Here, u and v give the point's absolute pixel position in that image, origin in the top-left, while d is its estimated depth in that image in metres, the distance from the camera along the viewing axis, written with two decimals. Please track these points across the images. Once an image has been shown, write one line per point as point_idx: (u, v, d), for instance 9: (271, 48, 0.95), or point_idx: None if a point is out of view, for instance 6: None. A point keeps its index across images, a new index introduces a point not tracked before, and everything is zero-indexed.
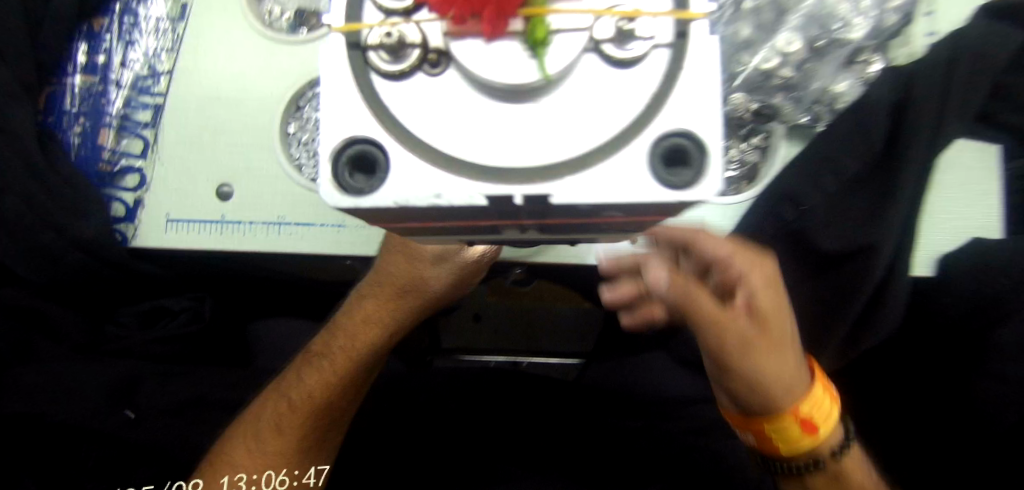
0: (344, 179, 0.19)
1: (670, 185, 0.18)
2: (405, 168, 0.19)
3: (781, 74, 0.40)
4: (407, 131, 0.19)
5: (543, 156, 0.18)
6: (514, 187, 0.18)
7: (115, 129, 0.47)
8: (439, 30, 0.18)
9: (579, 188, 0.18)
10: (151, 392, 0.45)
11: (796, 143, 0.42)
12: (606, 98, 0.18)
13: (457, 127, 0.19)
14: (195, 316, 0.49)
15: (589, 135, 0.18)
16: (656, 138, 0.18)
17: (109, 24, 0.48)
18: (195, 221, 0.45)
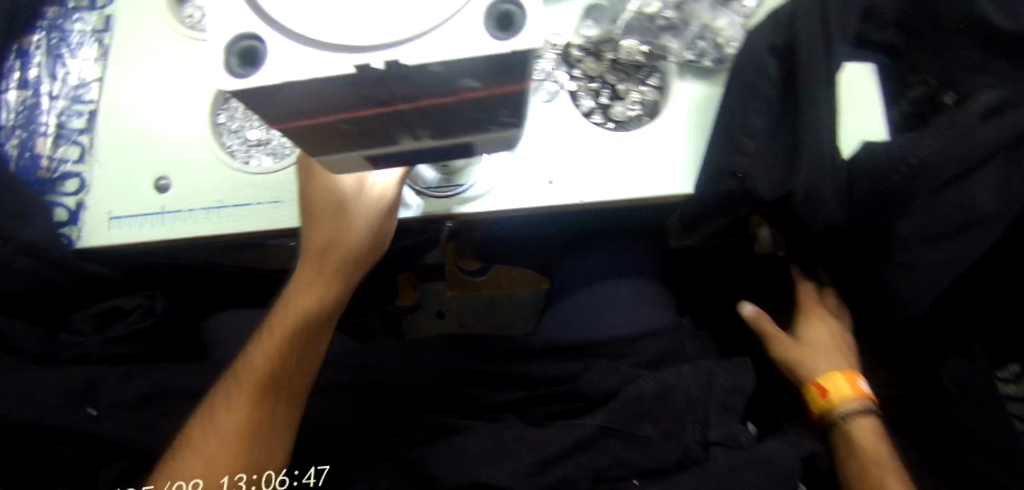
0: (232, 67, 0.20)
1: (498, 36, 0.19)
2: (280, 50, 0.20)
3: (665, 16, 0.45)
4: (283, 26, 0.21)
5: (395, 30, 0.20)
6: (373, 56, 0.20)
7: (52, 137, 0.49)
8: None
9: (427, 49, 0.20)
10: (114, 389, 0.46)
11: (691, 75, 0.48)
12: None
13: (320, 15, 0.20)
14: (148, 313, 0.51)
15: (435, 8, 0.20)
16: (489, 5, 0.20)
17: (37, 41, 0.51)
18: (137, 216, 0.47)
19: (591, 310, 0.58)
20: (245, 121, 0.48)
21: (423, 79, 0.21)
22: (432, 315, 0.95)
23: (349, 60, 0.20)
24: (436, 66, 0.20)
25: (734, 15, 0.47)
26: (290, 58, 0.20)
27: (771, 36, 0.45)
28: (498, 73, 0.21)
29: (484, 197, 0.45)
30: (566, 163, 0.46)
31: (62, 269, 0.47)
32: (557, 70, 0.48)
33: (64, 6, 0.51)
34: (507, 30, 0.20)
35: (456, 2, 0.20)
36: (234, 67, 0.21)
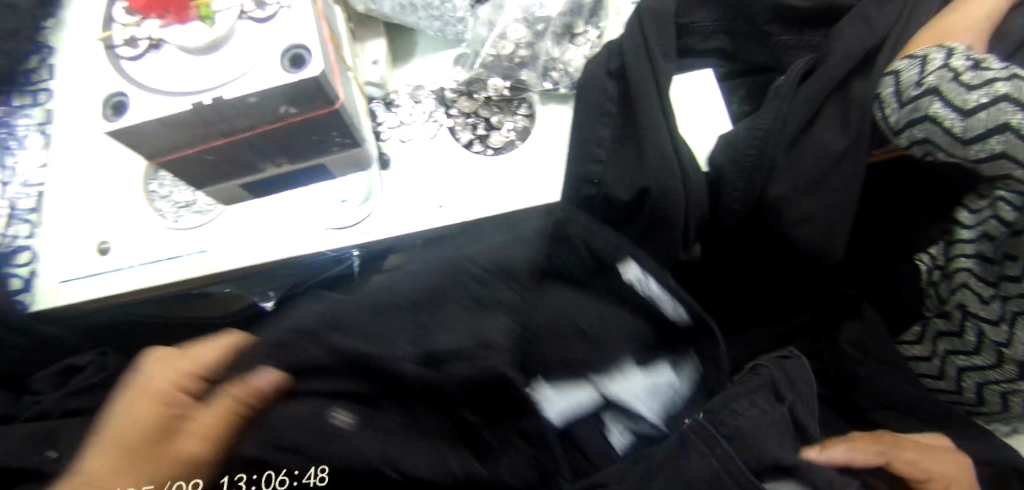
0: (109, 112, 0.29)
1: (287, 71, 0.28)
2: (140, 99, 0.28)
3: (518, 55, 0.54)
4: (143, 83, 0.29)
5: (221, 77, 0.28)
6: (203, 95, 0.28)
7: (5, 218, 0.55)
8: (156, 26, 0.30)
9: (241, 87, 0.28)
10: (69, 435, 0.49)
11: (552, 103, 0.56)
12: (254, 42, 0.29)
13: (169, 75, 0.29)
14: (99, 367, 0.56)
15: (247, 58, 0.29)
16: (281, 52, 0.29)
17: None
18: (83, 276, 0.53)
19: None
20: (173, 186, 0.54)
21: (247, 107, 0.29)
22: None
23: (190, 100, 0.28)
24: (253, 98, 0.28)
25: (579, 48, 0.56)
26: (149, 103, 0.28)
27: (608, 62, 0.55)
28: (306, 97, 0.29)
29: (383, 224, 0.52)
30: (454, 189, 0.53)
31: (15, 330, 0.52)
32: (436, 111, 0.56)
33: (10, 105, 0.59)
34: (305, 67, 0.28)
35: (262, 52, 0.29)
36: (113, 108, 0.29)
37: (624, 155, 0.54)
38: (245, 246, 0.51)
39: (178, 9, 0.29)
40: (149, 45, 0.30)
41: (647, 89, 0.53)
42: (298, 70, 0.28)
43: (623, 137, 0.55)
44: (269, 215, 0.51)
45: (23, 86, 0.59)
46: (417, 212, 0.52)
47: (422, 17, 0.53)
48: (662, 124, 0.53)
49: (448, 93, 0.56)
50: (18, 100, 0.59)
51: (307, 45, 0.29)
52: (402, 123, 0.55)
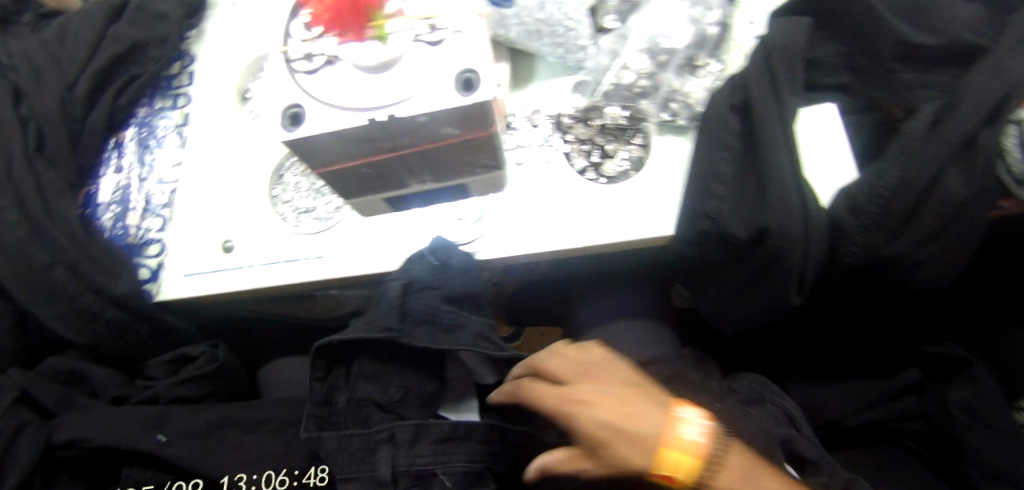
0: (286, 124, 0.28)
1: (461, 96, 0.27)
2: (317, 113, 0.28)
3: (638, 85, 0.54)
4: (319, 96, 0.28)
5: (395, 96, 0.28)
6: (377, 113, 0.28)
7: (141, 211, 0.60)
8: (333, 43, 0.29)
9: (415, 107, 0.27)
10: (181, 419, 0.54)
11: (669, 133, 0.55)
12: (426, 63, 0.28)
13: (345, 89, 0.28)
14: (210, 359, 0.59)
15: (420, 79, 0.28)
16: (455, 74, 0.28)
17: (131, 135, 0.63)
18: (204, 272, 0.56)
19: (623, 340, 0.62)
20: (294, 192, 0.57)
21: (415, 127, 0.28)
22: None
23: (366, 117, 0.28)
24: (422, 117, 0.28)
25: (700, 79, 0.55)
26: (325, 116, 0.28)
27: (731, 96, 0.53)
28: (470, 118, 0.29)
29: (496, 243, 0.52)
30: (565, 214, 0.53)
31: (139, 317, 0.56)
32: (553, 136, 0.56)
33: (153, 107, 0.64)
34: (474, 89, 0.27)
35: (434, 73, 0.28)
36: (291, 121, 0.28)
37: (741, 191, 0.52)
38: (359, 255, 0.53)
39: (358, 29, 0.28)
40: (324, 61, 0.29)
41: (769, 126, 0.51)
42: (469, 92, 0.27)
43: (741, 175, 0.52)
44: (387, 225, 0.53)
45: (166, 90, 0.65)
46: (533, 234, 0.52)
47: (547, 43, 0.54)
48: (785, 162, 0.51)
49: (565, 119, 0.56)
50: (159, 101, 0.64)
51: (481, 70, 0.27)
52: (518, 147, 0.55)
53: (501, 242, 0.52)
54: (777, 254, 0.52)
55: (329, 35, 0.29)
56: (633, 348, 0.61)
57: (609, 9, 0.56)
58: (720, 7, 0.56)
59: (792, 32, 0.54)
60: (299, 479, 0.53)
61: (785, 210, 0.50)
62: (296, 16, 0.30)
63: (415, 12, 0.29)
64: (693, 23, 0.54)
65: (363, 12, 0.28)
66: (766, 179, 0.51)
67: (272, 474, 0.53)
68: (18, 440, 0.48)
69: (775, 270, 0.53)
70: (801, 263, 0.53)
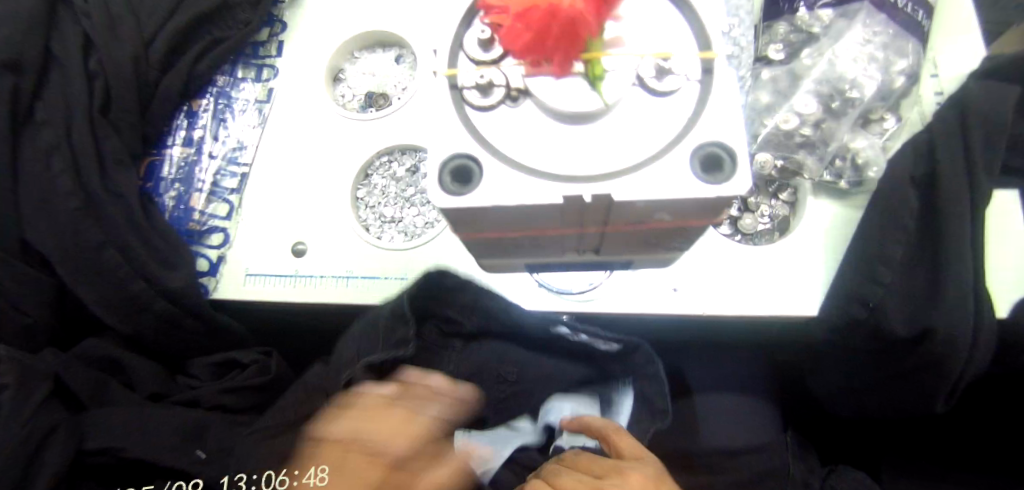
0: (450, 184, 0.20)
1: (706, 181, 0.19)
2: (496, 175, 0.20)
3: (801, 132, 0.47)
4: (497, 148, 0.20)
5: (604, 164, 0.20)
6: (583, 188, 0.19)
7: (206, 194, 0.53)
8: (519, 73, 0.21)
9: (636, 187, 0.19)
10: (219, 434, 0.49)
11: (824, 196, 0.48)
12: (647, 121, 0.20)
13: (535, 144, 0.20)
14: (261, 369, 0.54)
15: (641, 145, 0.20)
16: (695, 147, 0.19)
17: (205, 104, 0.57)
18: (268, 275, 0.50)
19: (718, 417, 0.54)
20: (382, 197, 0.52)
21: (625, 208, 0.20)
22: None
23: (561, 191, 0.19)
24: (641, 202, 0.19)
25: (872, 137, 0.48)
26: (503, 182, 0.20)
27: (912, 167, 0.44)
28: (698, 208, 0.20)
29: (612, 295, 0.46)
30: (691, 272, 0.47)
31: (190, 314, 0.51)
32: None
33: (233, 76, 0.58)
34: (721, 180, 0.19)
35: (664, 139, 0.20)
36: (456, 187, 0.20)
37: (910, 281, 0.43)
38: None
39: (563, 57, 0.19)
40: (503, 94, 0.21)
41: (960, 212, 0.41)
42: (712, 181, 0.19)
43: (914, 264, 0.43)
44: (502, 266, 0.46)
45: (249, 59, 0.58)
46: (652, 290, 0.46)
47: None
48: (974, 258, 0.42)
49: None
50: (241, 71, 0.58)
51: (733, 146, 0.19)
52: None
53: (619, 295, 0.46)
54: (937, 362, 0.42)
55: (516, 61, 0.21)
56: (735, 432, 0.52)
57: (776, 37, 0.50)
58: (915, 53, 0.48)
59: (1003, 98, 0.43)
60: (299, 481, 0.41)
61: (958, 316, 0.40)
62: (470, 22, 0.22)
63: (634, 45, 0.21)
64: (882, 67, 0.47)
65: (577, 41, 0.19)
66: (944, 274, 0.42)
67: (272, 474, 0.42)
68: (48, 441, 0.44)
69: (934, 380, 0.43)
70: (963, 375, 0.43)
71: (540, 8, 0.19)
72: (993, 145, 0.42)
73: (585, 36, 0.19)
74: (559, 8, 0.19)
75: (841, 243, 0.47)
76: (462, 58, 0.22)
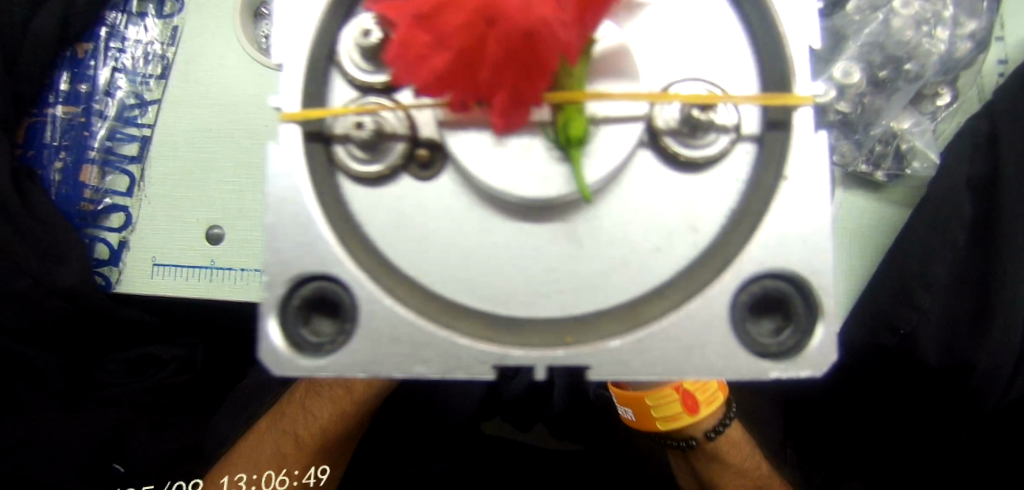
0: (300, 333, 0.17)
1: (760, 347, 0.17)
2: (375, 320, 0.17)
3: (837, 109, 0.38)
4: (380, 258, 0.17)
5: (633, 275, 0.17)
6: (539, 356, 0.17)
7: (99, 165, 0.44)
8: (428, 123, 0.17)
9: (619, 357, 0.17)
10: (144, 442, 0.44)
11: (857, 189, 0.40)
12: (677, 202, 0.17)
13: (504, 258, 0.17)
14: (187, 364, 0.48)
15: (667, 238, 0.17)
16: (761, 284, 0.17)
17: (94, 48, 0.45)
18: (181, 266, 0.42)
19: None
20: None
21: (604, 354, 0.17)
22: None
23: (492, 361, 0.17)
24: (614, 345, 0.17)
25: (923, 120, 0.39)
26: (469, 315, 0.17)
27: (971, 165, 0.37)
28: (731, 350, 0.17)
29: None
30: None
31: (92, 312, 0.43)
32: None
33: (126, 8, 0.45)
34: (776, 351, 0.17)
35: (703, 233, 0.17)
36: (292, 348, 0.17)
37: (950, 306, 0.37)
38: None
39: (512, 99, 0.13)
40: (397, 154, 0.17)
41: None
42: (767, 362, 0.17)
43: (956, 284, 0.37)
44: None
45: None
46: None
47: None
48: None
49: None
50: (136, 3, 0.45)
51: (805, 291, 0.17)
52: None
53: None
54: (971, 394, 0.38)
55: (418, 103, 0.17)
56: None
57: None
58: (988, 15, 0.39)
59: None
60: (299, 480, 0.42)
61: (1003, 351, 0.36)
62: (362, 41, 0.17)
63: (631, 81, 0.15)
64: (948, 29, 0.37)
65: (539, 76, 0.13)
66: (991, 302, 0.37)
67: (273, 473, 0.42)
68: None
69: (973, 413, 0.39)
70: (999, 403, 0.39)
71: (471, 11, 0.13)
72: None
73: (550, 58, 0.12)
74: (502, 14, 0.12)
75: (866, 249, 0.39)
76: (336, 88, 0.18)
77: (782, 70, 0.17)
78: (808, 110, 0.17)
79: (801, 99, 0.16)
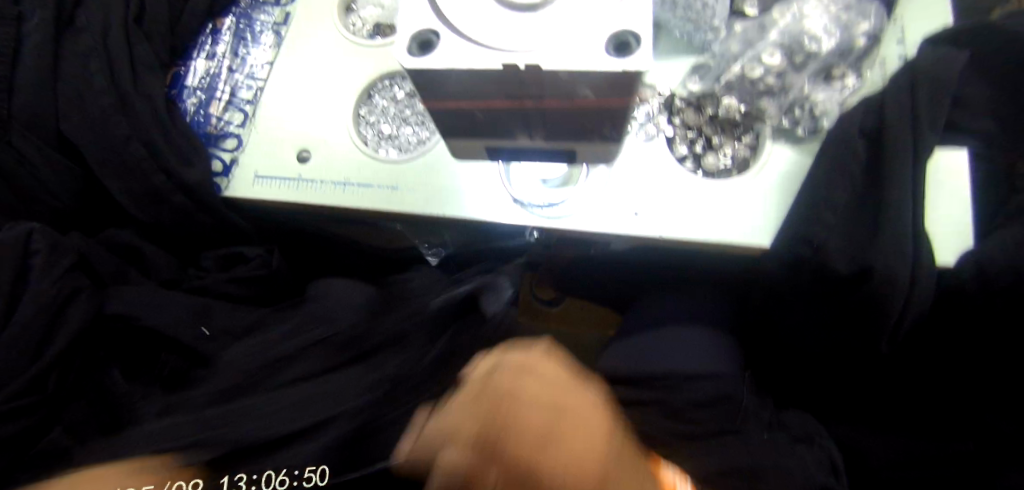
0: (413, 50, 0.26)
1: (615, 57, 0.24)
2: (451, 46, 0.25)
3: (765, 81, 0.51)
4: (451, 23, 0.26)
5: (549, 39, 0.25)
6: (519, 59, 0.25)
7: (224, 103, 0.59)
8: None
9: (561, 60, 0.24)
10: (224, 315, 0.56)
11: (784, 141, 0.53)
12: (581, 12, 0.26)
13: (490, 27, 0.25)
14: (263, 263, 0.61)
15: (573, 26, 0.25)
16: (609, 35, 0.25)
17: (228, 25, 0.62)
18: (277, 178, 0.56)
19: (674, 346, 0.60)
20: (382, 117, 0.58)
21: (534, 89, 0.27)
22: None
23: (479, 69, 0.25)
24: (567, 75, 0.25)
25: (832, 91, 0.52)
26: (453, 50, 0.25)
27: (863, 120, 0.49)
28: (609, 96, 0.27)
29: (578, 214, 0.51)
30: (651, 198, 0.52)
31: (203, 207, 0.57)
32: (658, 115, 0.54)
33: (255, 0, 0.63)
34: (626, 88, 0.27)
35: (594, 24, 0.25)
36: (418, 50, 0.26)
37: (854, 228, 0.48)
38: (435, 193, 0.54)
39: None
40: None
41: (902, 164, 0.47)
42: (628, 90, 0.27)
43: (857, 210, 0.48)
44: (475, 179, 0.53)
45: None
46: (624, 219, 0.51)
47: (679, 16, 0.52)
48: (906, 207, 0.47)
49: (677, 101, 0.54)
50: None
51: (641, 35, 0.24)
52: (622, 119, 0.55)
53: (588, 215, 0.51)
54: (879, 300, 0.47)
55: None
56: (689, 361, 0.58)
57: None
58: (877, 16, 0.51)
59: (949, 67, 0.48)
60: (299, 481, 0.41)
61: (898, 259, 0.45)
62: None
63: None
64: (844, 26, 0.51)
65: None
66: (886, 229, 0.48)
67: (273, 473, 0.42)
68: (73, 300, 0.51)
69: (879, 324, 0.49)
70: (903, 316, 0.48)
71: None
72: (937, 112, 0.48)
73: None
74: None
75: (792, 185, 0.52)
76: None
77: None
78: None
79: None
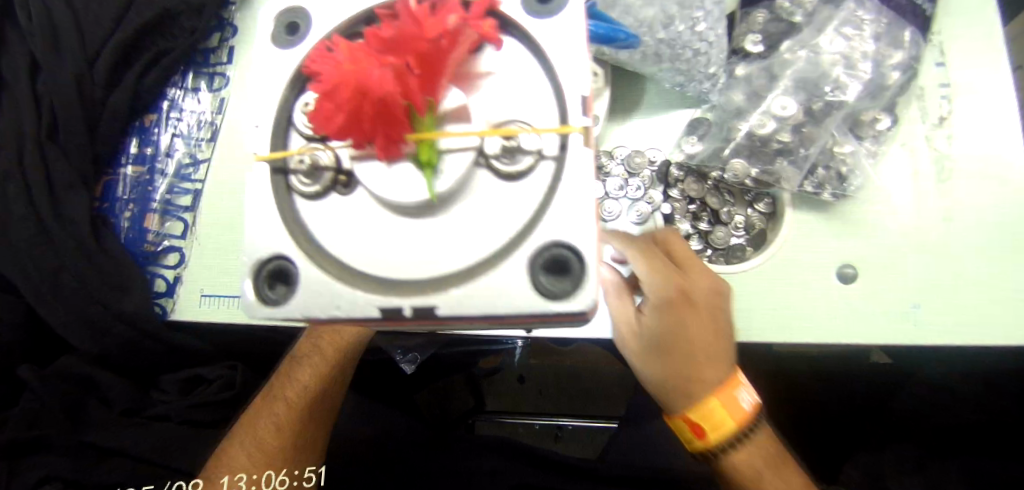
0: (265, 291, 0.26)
1: (550, 291, 0.22)
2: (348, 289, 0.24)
3: (778, 139, 0.42)
4: (324, 251, 0.25)
5: (455, 262, 0.23)
6: (404, 301, 0.23)
7: (160, 214, 0.53)
8: (348, 155, 0.25)
9: (462, 303, 0.23)
10: (203, 450, 0.54)
11: (805, 207, 0.43)
12: (489, 219, 0.23)
13: (382, 252, 0.24)
14: (228, 383, 0.58)
15: (479, 244, 0.23)
16: (541, 251, 0.23)
17: (158, 119, 0.55)
18: (225, 296, 0.50)
19: None
20: None
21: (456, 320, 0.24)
22: (514, 378, 1.04)
23: (376, 304, 0.24)
24: (454, 293, 0.23)
25: (864, 144, 0.43)
26: (316, 290, 0.25)
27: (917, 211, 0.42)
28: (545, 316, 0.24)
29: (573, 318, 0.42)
30: None
31: (149, 335, 0.52)
32: (652, 189, 0.45)
33: (184, 85, 0.55)
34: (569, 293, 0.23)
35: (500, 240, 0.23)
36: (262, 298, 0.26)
37: (890, 325, 0.41)
38: None
39: (386, 140, 0.22)
40: (331, 179, 0.25)
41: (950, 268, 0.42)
42: (547, 300, 0.22)
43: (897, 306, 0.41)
44: None
45: (200, 66, 0.56)
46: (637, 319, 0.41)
47: (666, 69, 0.42)
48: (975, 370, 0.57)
49: (673, 170, 0.45)
50: (191, 79, 0.55)
51: (572, 252, 0.23)
52: (607, 196, 0.44)
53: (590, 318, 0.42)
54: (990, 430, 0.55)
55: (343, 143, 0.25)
56: None
57: (755, 26, 0.44)
58: (914, 45, 0.42)
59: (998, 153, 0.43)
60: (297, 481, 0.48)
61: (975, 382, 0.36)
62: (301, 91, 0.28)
63: (472, 121, 0.24)
64: (874, 62, 0.41)
65: (393, 121, 0.22)
66: (936, 339, 0.40)
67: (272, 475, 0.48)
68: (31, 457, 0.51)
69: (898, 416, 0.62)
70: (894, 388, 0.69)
71: (345, 85, 0.22)
72: (989, 210, 0.42)
73: (397, 115, 0.22)
74: (368, 89, 0.22)
75: (815, 258, 0.43)
76: (293, 136, 0.27)
77: (566, 102, 0.24)
78: (582, 134, 0.23)
79: (572, 126, 0.23)
